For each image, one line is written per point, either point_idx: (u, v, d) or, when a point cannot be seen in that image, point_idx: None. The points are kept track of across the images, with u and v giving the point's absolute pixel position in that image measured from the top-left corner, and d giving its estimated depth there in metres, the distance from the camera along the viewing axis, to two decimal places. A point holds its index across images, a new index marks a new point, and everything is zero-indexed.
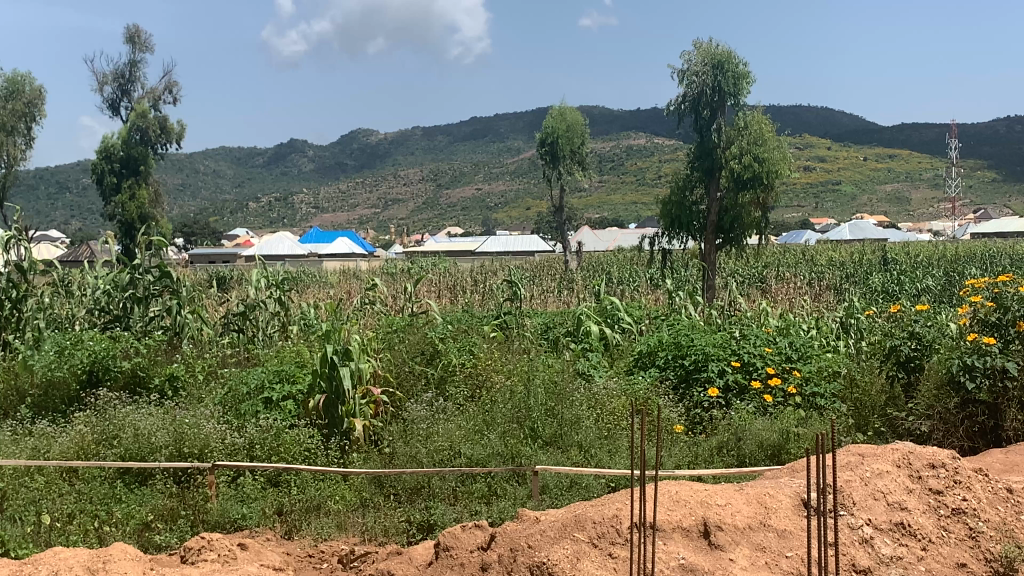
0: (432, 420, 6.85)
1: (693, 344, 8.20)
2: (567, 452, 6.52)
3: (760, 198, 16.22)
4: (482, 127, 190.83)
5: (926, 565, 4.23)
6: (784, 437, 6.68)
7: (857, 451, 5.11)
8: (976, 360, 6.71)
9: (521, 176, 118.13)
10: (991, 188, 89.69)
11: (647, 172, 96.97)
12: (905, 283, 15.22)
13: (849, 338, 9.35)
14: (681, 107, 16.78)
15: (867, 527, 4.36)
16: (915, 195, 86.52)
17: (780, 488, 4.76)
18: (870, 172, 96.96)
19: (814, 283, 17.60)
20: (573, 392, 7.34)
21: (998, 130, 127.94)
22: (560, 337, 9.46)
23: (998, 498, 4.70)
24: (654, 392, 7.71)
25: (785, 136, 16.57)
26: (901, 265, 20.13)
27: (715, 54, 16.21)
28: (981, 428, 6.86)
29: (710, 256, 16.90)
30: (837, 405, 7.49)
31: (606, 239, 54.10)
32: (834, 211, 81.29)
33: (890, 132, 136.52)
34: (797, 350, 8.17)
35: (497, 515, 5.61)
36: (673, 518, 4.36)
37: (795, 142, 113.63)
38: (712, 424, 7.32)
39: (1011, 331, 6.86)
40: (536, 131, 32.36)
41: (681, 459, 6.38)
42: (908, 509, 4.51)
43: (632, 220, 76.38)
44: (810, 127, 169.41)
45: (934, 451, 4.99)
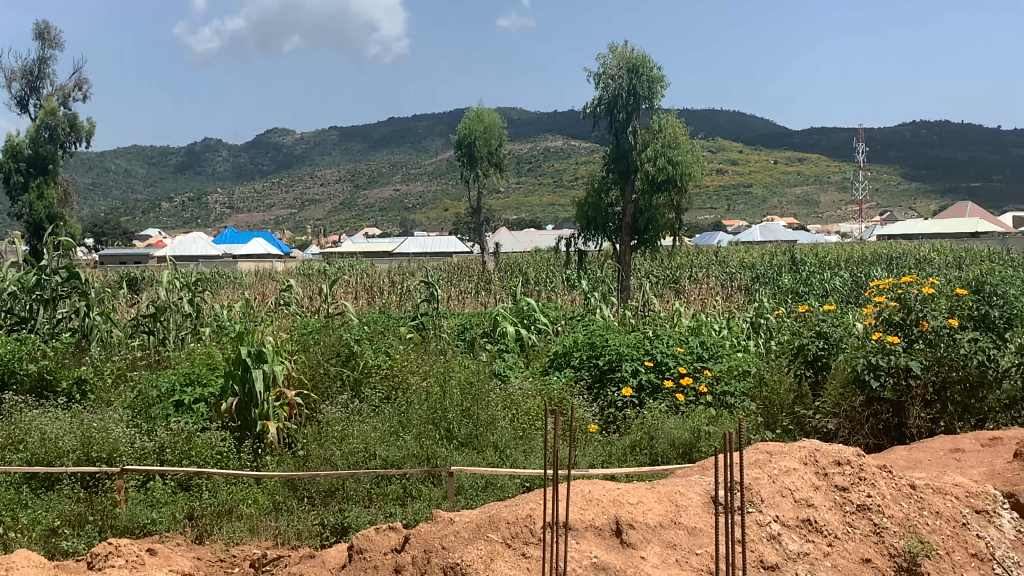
0: (347, 422, 6.83)
1: (607, 345, 8.28)
2: (482, 452, 6.54)
3: (674, 200, 16.52)
4: (400, 128, 190.04)
5: (831, 561, 4.34)
6: (696, 435, 6.75)
7: (765, 449, 5.21)
8: (880, 359, 6.91)
9: (438, 176, 117.94)
10: (896, 191, 91.86)
11: (564, 173, 97.43)
12: (815, 285, 15.51)
13: (759, 338, 9.49)
14: (597, 110, 16.82)
15: (775, 524, 4.46)
16: (824, 198, 88.46)
17: (691, 487, 4.83)
18: (782, 175, 98.76)
19: (727, 284, 17.85)
20: (489, 392, 7.35)
21: (903, 136, 131.15)
22: (476, 338, 9.45)
23: (901, 495, 4.81)
24: (569, 392, 7.75)
25: (698, 139, 16.83)
26: (809, 266, 20.57)
27: (630, 57, 16.31)
28: (885, 425, 7.11)
29: (625, 258, 17.01)
30: (747, 403, 7.62)
31: (523, 240, 54.23)
32: (746, 214, 82.54)
33: (801, 136, 139.09)
34: (708, 350, 8.32)
35: (411, 517, 5.61)
36: (585, 517, 4.41)
37: (709, 146, 115.11)
38: (625, 424, 7.39)
39: (914, 332, 7.09)
40: (453, 133, 32.34)
41: (595, 459, 6.48)
42: (814, 506, 4.63)
43: (548, 222, 76.69)
44: (723, 131, 171.68)
45: (840, 448, 5.11)
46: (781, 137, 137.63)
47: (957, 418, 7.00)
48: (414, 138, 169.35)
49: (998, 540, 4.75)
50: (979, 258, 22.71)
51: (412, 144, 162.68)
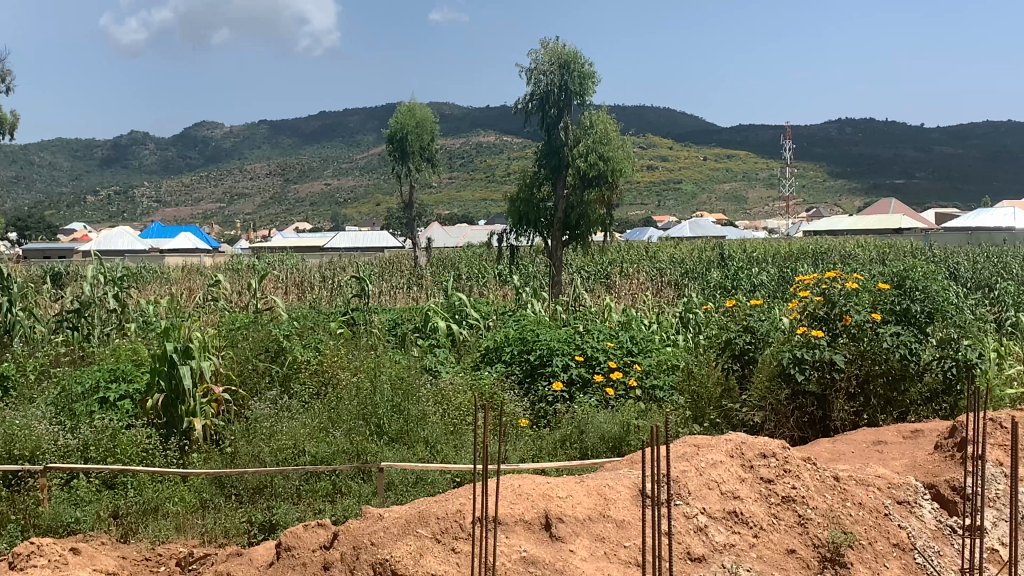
0: (276, 418, 6.78)
1: (538, 340, 8.30)
2: (413, 448, 6.53)
3: (605, 195, 16.63)
4: (332, 122, 188.66)
5: (757, 552, 4.41)
6: (625, 429, 6.80)
7: (692, 442, 5.26)
8: (806, 353, 7.03)
9: (370, 171, 117.25)
10: (823, 188, 93.26)
11: (496, 168, 97.51)
12: (742, 280, 15.69)
13: (688, 333, 9.59)
14: (528, 106, 16.84)
15: (701, 516, 4.51)
16: (752, 194, 89.54)
17: (620, 480, 4.86)
18: (711, 172, 99.74)
19: (657, 279, 18.00)
20: (420, 387, 7.32)
21: (830, 134, 133.26)
22: (407, 334, 9.42)
23: (825, 486, 4.88)
24: (500, 386, 7.76)
25: (629, 135, 16.96)
26: (737, 261, 20.81)
27: (561, 54, 16.37)
28: (810, 418, 7.25)
29: (556, 253, 17.04)
30: (675, 397, 7.71)
31: (455, 235, 54.14)
32: (676, 209, 83.29)
33: (731, 132, 140.59)
34: (637, 344, 8.41)
35: (340, 514, 5.58)
36: (515, 511, 4.41)
37: (640, 143, 115.86)
38: (556, 418, 7.42)
39: (838, 326, 7.21)
40: (384, 127, 32.14)
41: (526, 454, 6.51)
42: (741, 497, 4.69)
43: (481, 217, 76.64)
44: (653, 127, 172.91)
45: (765, 441, 5.18)
46: (711, 133, 139.03)
47: (880, 411, 7.18)
48: (346, 133, 168.26)
49: (920, 531, 4.84)
50: (901, 253, 23.15)
51: (343, 139, 161.55)
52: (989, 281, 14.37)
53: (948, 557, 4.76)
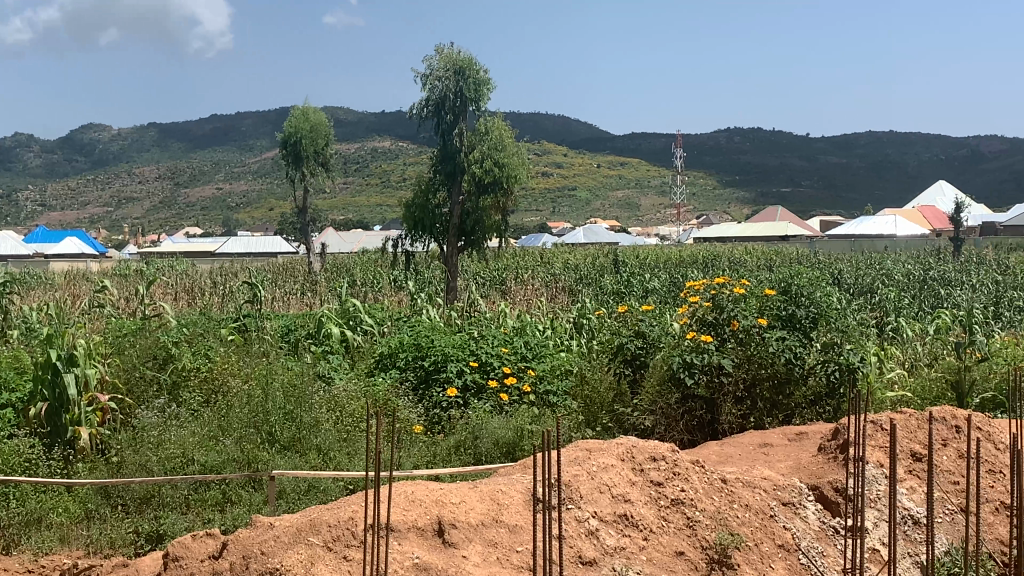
0: (164, 426, 6.65)
1: (432, 346, 8.26)
2: (305, 455, 6.46)
3: (501, 202, 16.72)
4: (225, 125, 185.58)
5: (647, 555, 4.48)
6: (519, 434, 6.83)
7: (585, 446, 5.30)
8: (695, 358, 7.15)
9: (263, 176, 115.61)
10: (713, 195, 94.90)
11: (391, 174, 97.12)
12: (635, 285, 15.87)
13: (581, 338, 9.69)
14: (423, 111, 16.81)
15: (593, 520, 4.55)
16: (645, 201, 90.73)
17: (512, 485, 4.88)
18: (605, 179, 100.75)
19: (552, 285, 18.09)
20: (313, 394, 7.25)
21: (721, 142, 135.81)
22: (300, 340, 9.31)
23: (713, 489, 4.96)
24: (394, 392, 7.71)
25: (523, 142, 17.08)
26: (630, 267, 21.01)
27: (456, 60, 16.41)
28: (699, 421, 7.37)
29: (452, 259, 16.98)
30: (568, 402, 7.75)
31: (350, 241, 53.68)
32: (570, 215, 83.92)
33: (624, 140, 142.25)
34: (531, 350, 8.45)
35: (230, 524, 5.49)
36: (408, 518, 4.38)
37: (536, 150, 116.45)
38: (450, 424, 7.40)
39: (726, 331, 7.35)
40: (278, 131, 31.70)
41: (419, 460, 6.50)
42: (631, 501, 4.74)
43: (376, 222, 76.21)
44: (548, 134, 173.99)
45: (655, 444, 5.24)
46: (605, 142, 140.50)
47: (766, 414, 7.37)
48: (239, 136, 165.67)
49: (804, 532, 4.96)
50: (788, 260, 23.68)
51: (236, 142, 159.01)
52: (871, 286, 14.78)
53: (831, 557, 4.89)
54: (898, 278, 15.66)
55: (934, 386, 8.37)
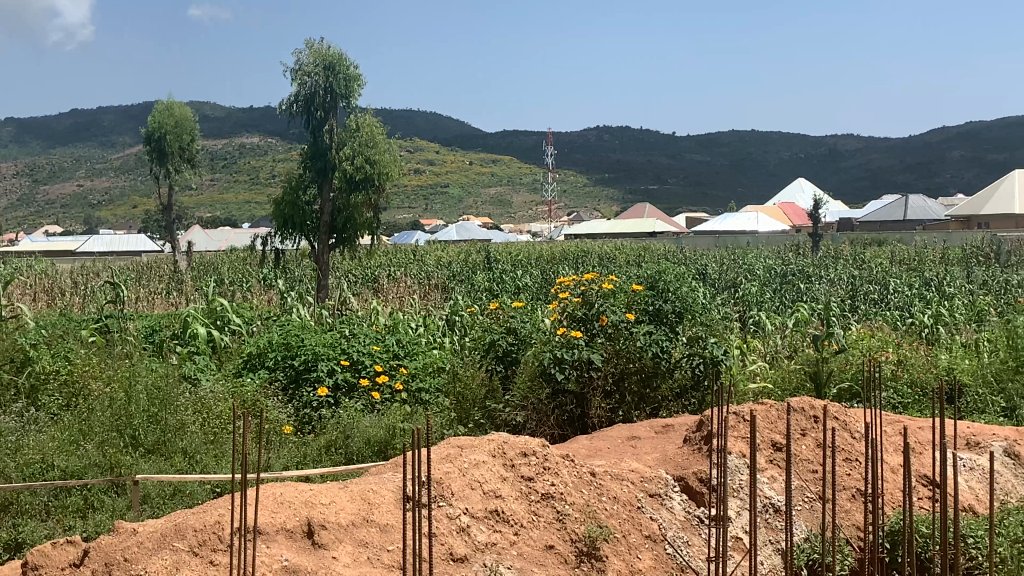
0: (21, 432, 6.42)
1: (302, 345, 8.14)
2: (170, 459, 6.30)
3: (372, 199, 16.60)
4: (86, 120, 179.82)
5: (517, 549, 4.51)
6: (390, 432, 6.80)
7: (456, 443, 5.29)
8: (565, 353, 7.24)
9: (126, 172, 112.26)
10: (584, 192, 95.90)
11: (260, 171, 95.52)
12: (506, 282, 15.91)
13: (453, 335, 9.68)
14: (292, 107, 16.59)
15: (464, 516, 4.56)
16: (517, 199, 91.14)
17: (383, 484, 4.84)
18: (478, 176, 100.86)
19: (424, 282, 18.02)
20: (178, 397, 7.08)
21: (591, 140, 137.36)
22: (165, 341, 9.08)
23: (582, 482, 5.02)
24: (263, 393, 7.56)
25: (394, 138, 17.04)
26: (502, 265, 21.10)
27: (326, 55, 16.26)
28: (569, 416, 7.43)
29: (323, 257, 16.76)
30: (440, 399, 7.75)
31: (218, 239, 52.52)
32: (444, 212, 83.80)
33: (496, 138, 142.72)
34: (402, 348, 8.43)
35: (91, 530, 5.34)
36: (276, 520, 4.32)
37: (407, 146, 115.86)
38: (321, 424, 7.32)
39: (595, 326, 7.50)
40: (141, 126, 30.81)
41: (289, 461, 6.43)
42: (502, 496, 4.76)
43: (244, 220, 74.72)
44: (420, 131, 173.43)
45: (525, 439, 5.26)
46: (476, 139, 140.76)
47: (635, 407, 7.46)
48: (101, 131, 160.65)
49: (669, 522, 5.06)
50: (656, 256, 24.11)
51: (97, 138, 154.11)
52: (735, 282, 15.14)
53: (697, 546, 4.99)
54: (760, 274, 16.09)
55: (793, 376, 8.62)
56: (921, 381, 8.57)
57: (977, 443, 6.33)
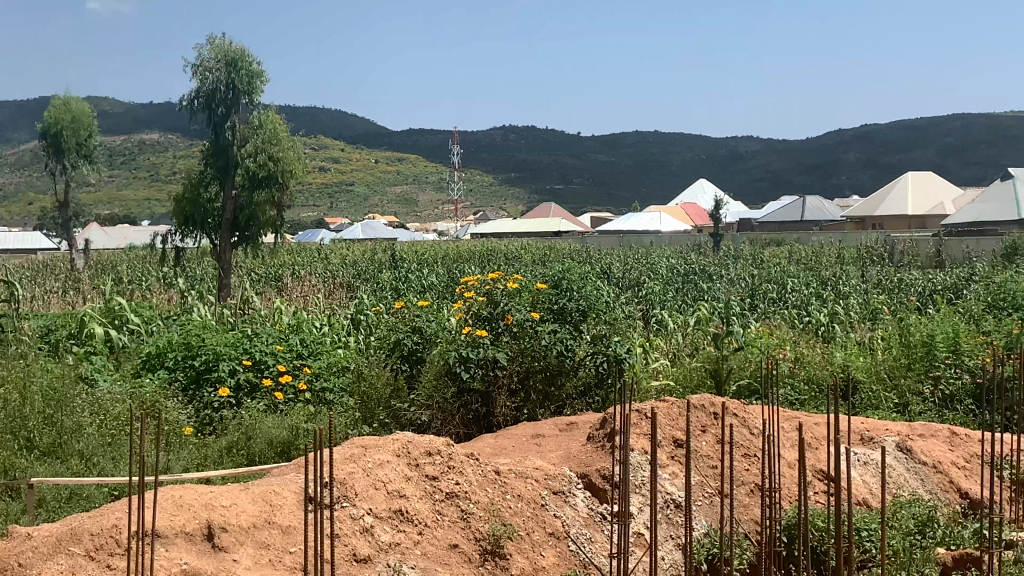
0: None
1: (203, 344, 8.01)
2: (67, 462, 6.16)
3: (276, 197, 16.38)
4: None
5: (421, 549, 4.51)
6: (293, 433, 6.74)
7: (360, 443, 5.25)
8: (470, 352, 7.26)
9: (18, 168, 108.98)
10: (490, 192, 95.96)
11: (160, 167, 93.71)
12: (411, 281, 15.86)
13: (358, 334, 9.62)
14: (193, 103, 16.29)
15: (368, 517, 4.53)
16: (422, 198, 90.81)
17: (285, 485, 4.78)
18: (383, 174, 100.23)
19: (329, 281, 17.86)
20: (75, 398, 6.91)
21: (496, 140, 137.58)
22: (60, 341, 8.86)
23: (486, 481, 5.02)
24: (163, 394, 7.42)
25: (298, 136, 16.88)
26: (407, 263, 21.01)
27: (228, 51, 16.02)
28: (474, 415, 7.45)
29: (224, 256, 16.47)
30: (344, 399, 7.70)
31: (117, 237, 51.30)
32: (348, 210, 83.21)
33: (401, 136, 142.06)
34: (306, 348, 8.36)
35: None
36: (175, 523, 4.23)
37: (312, 143, 114.57)
38: (222, 425, 7.22)
39: (500, 325, 7.53)
40: (36, 122, 29.96)
41: (189, 463, 6.32)
42: (406, 496, 4.74)
43: (143, 218, 73.11)
44: (324, 128, 171.85)
45: (430, 438, 5.23)
46: (381, 137, 139.94)
47: (540, 406, 7.52)
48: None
49: (573, 519, 5.08)
50: (560, 255, 24.25)
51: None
52: (638, 281, 15.31)
53: (600, 542, 5.03)
54: (662, 273, 16.30)
55: (693, 374, 8.77)
56: (817, 377, 8.78)
57: (871, 438, 6.51)
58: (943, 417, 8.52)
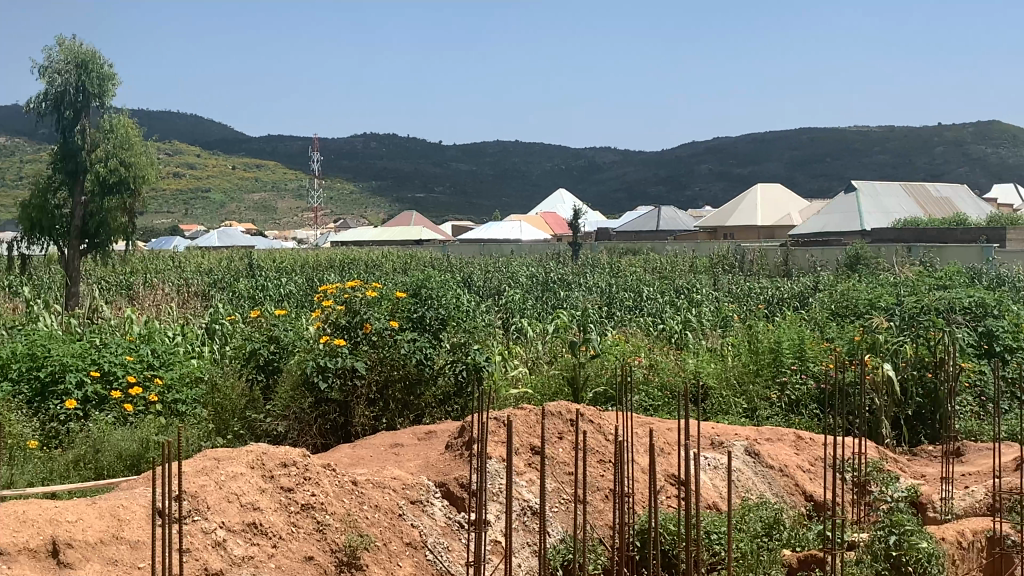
0: None
1: (49, 355, 7.69)
2: None
3: (127, 203, 15.99)
4: None
5: (275, 562, 4.44)
6: (144, 445, 6.54)
7: (213, 455, 5.11)
8: (328, 362, 7.19)
9: None
10: (350, 199, 95.01)
11: (3, 172, 89.89)
12: (269, 290, 15.59)
13: (213, 344, 9.41)
14: (40, 106, 15.72)
15: (220, 530, 4.42)
16: (281, 206, 89.41)
17: (134, 500, 4.62)
18: (241, 181, 98.31)
19: (183, 289, 17.43)
20: None
21: (355, 147, 136.69)
22: None
23: (343, 491, 4.95)
24: (5, 406, 7.10)
25: (151, 141, 16.48)
26: (265, 271, 20.66)
27: (78, 52, 15.54)
28: (332, 425, 7.34)
29: (73, 264, 15.88)
30: (197, 411, 7.51)
31: None
32: (205, 217, 81.35)
33: (258, 143, 139.76)
34: (158, 358, 8.11)
35: None
36: (17, 540, 4.05)
37: (166, 148, 111.62)
38: (68, 438, 6.95)
39: (359, 334, 7.49)
40: None
41: (33, 479, 6.08)
42: (260, 509, 4.64)
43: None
44: (180, 133, 167.76)
45: (285, 450, 5.12)
46: (238, 143, 137.44)
47: (398, 415, 7.50)
48: None
49: (430, 528, 5.07)
50: (420, 264, 24.21)
51: None
52: (498, 289, 15.39)
53: (456, 551, 5.04)
54: (523, 281, 16.43)
55: (551, 381, 8.84)
56: (671, 384, 8.95)
57: (720, 442, 6.66)
58: (789, 421, 8.78)
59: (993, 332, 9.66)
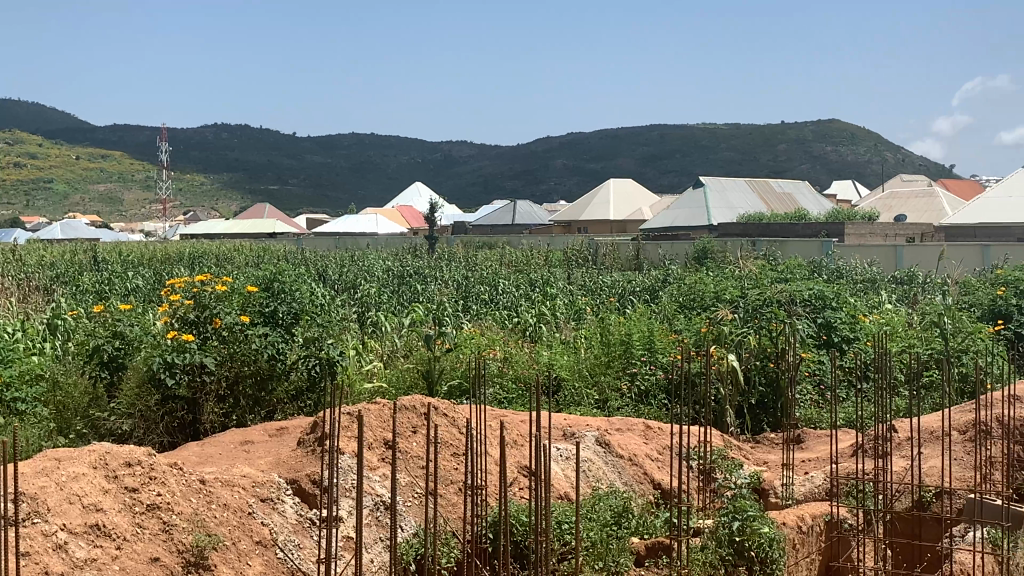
0: None
1: None
2: None
3: None
4: None
5: (120, 564, 4.30)
6: None
7: (53, 455, 4.92)
8: (175, 357, 7.00)
9: None
10: (200, 191, 92.74)
11: None
12: (115, 284, 15.10)
13: (55, 339, 9.06)
14: None
15: (61, 533, 4.27)
16: (128, 198, 86.62)
17: None
18: (85, 172, 94.89)
19: (23, 283, 16.73)
20: None
21: (207, 137, 133.55)
22: None
23: (190, 490, 4.83)
24: None
25: None
26: (111, 266, 20.00)
27: None
28: (180, 422, 7.18)
29: None
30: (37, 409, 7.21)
31: None
32: (46, 209, 78.36)
33: (105, 132, 135.20)
34: None
35: None
36: None
37: (6, 138, 107.05)
38: None
39: (207, 329, 7.29)
40: None
41: None
42: (103, 510, 4.49)
43: None
44: (21, 121, 161.12)
45: (129, 449, 4.96)
46: (83, 133, 132.69)
47: (248, 411, 7.40)
48: None
49: (280, 525, 5.00)
50: (273, 257, 23.81)
51: None
52: (353, 283, 15.26)
53: (307, 549, 4.98)
54: (378, 275, 16.32)
55: (406, 374, 8.82)
56: (524, 376, 9.03)
57: (571, 434, 6.76)
58: (639, 412, 8.96)
59: (831, 324, 10.05)
